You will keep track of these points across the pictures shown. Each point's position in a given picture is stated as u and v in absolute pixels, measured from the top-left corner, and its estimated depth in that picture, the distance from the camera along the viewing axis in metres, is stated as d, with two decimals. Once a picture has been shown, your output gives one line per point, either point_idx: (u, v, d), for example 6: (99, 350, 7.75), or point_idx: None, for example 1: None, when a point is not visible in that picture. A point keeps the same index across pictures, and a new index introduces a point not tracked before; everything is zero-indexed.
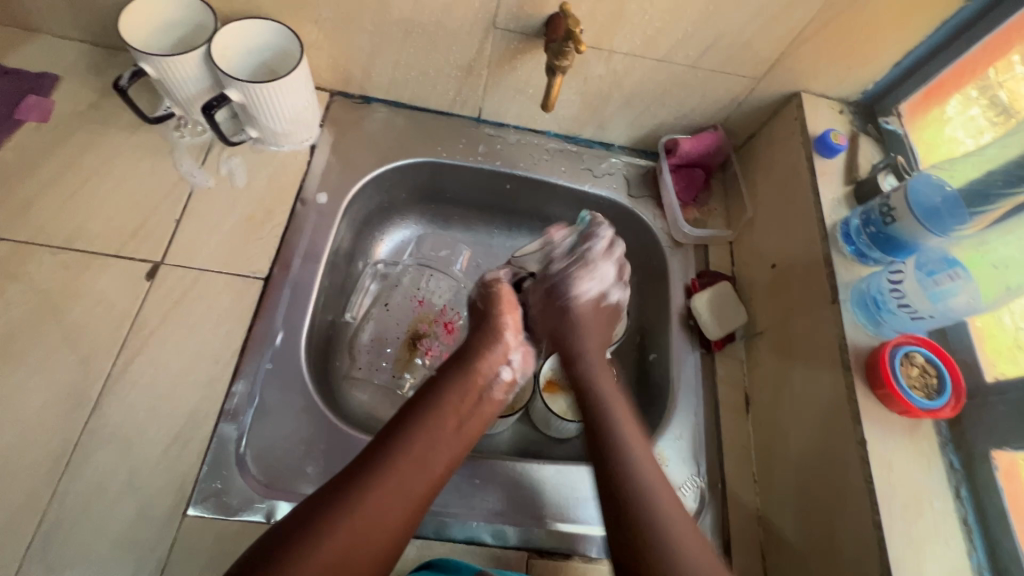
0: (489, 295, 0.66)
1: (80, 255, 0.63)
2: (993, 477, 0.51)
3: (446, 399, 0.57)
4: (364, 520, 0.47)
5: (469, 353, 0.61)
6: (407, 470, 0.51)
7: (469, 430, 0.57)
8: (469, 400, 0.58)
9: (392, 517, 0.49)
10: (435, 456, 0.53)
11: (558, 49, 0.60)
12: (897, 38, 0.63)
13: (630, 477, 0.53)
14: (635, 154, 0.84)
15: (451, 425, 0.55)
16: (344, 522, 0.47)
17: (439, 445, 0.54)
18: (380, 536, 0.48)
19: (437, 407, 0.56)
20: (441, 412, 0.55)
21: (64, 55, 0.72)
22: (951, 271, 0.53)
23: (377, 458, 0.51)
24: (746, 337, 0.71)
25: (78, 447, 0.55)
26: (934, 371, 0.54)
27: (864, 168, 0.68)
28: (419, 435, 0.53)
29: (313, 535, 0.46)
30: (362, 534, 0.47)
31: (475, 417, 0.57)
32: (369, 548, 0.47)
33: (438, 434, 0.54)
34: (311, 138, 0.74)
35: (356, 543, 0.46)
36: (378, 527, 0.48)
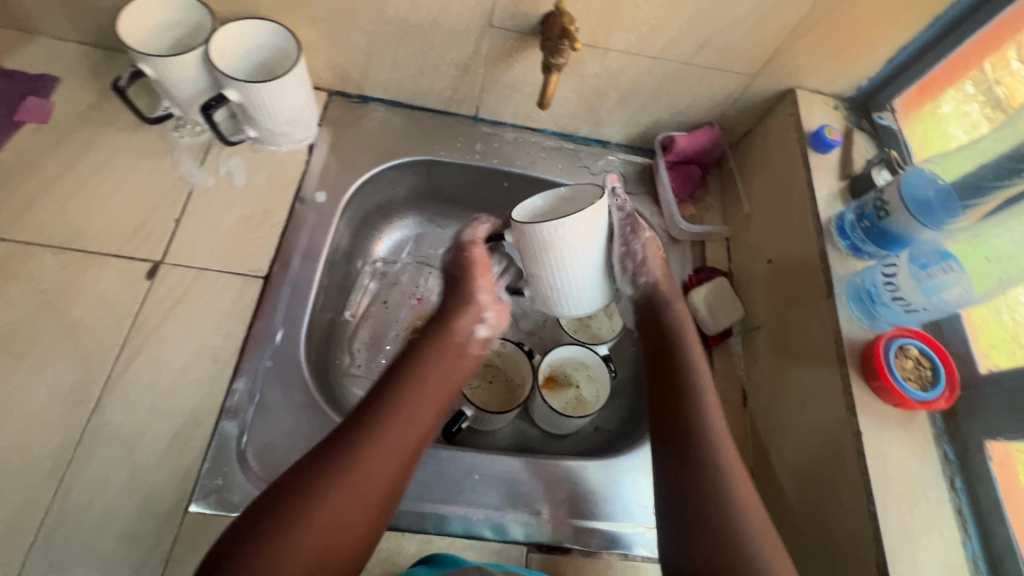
0: (462, 256, 0.63)
1: (81, 255, 0.63)
2: (988, 468, 0.52)
3: (427, 359, 0.55)
4: (352, 485, 0.45)
5: (447, 315, 0.59)
6: (392, 429, 0.49)
7: (452, 386, 0.55)
8: (449, 359, 0.56)
9: (383, 478, 0.47)
10: (421, 412, 0.51)
11: (554, 47, 0.61)
12: (891, 34, 0.64)
13: (714, 473, 0.50)
14: (631, 151, 0.84)
15: (434, 383, 0.53)
16: (333, 489, 0.44)
17: (423, 401, 0.52)
18: (371, 497, 0.46)
19: (418, 369, 0.54)
20: (424, 373, 0.53)
21: (63, 57, 0.73)
22: (944, 265, 0.54)
23: (360, 422, 0.49)
24: (743, 331, 0.72)
25: (80, 445, 0.55)
26: (929, 363, 0.55)
27: (859, 163, 0.68)
28: (402, 394, 0.51)
29: (303, 502, 0.44)
30: (352, 497, 0.45)
31: (457, 374, 0.56)
32: (360, 509, 0.45)
33: (422, 392, 0.52)
34: (310, 137, 0.74)
35: (347, 504, 0.44)
36: (369, 486, 0.46)
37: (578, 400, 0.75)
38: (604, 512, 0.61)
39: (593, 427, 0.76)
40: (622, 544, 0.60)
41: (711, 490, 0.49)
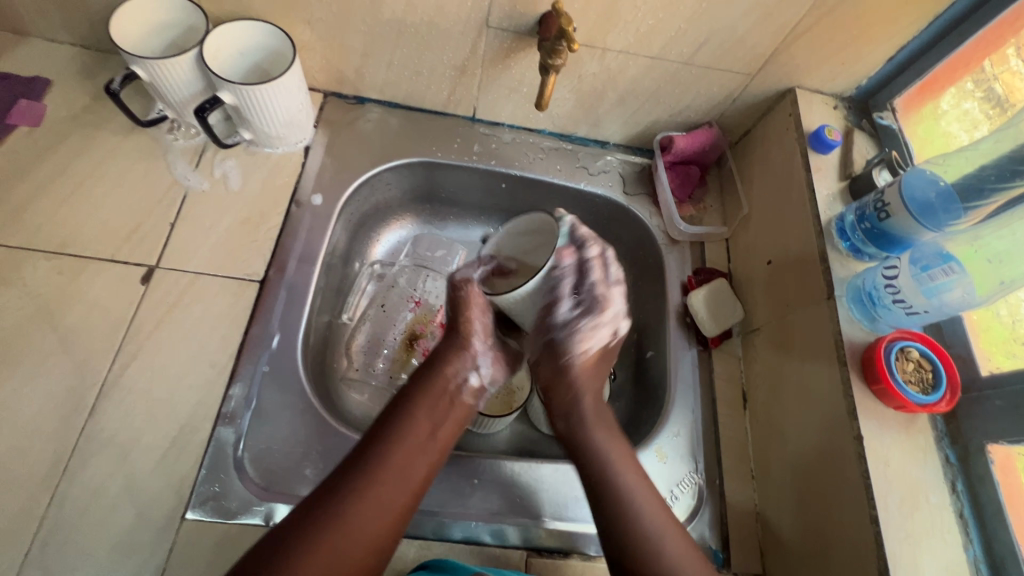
0: (456, 300, 0.62)
1: (75, 260, 0.63)
2: (989, 471, 0.51)
3: (420, 410, 0.56)
4: (344, 536, 0.48)
5: (441, 359, 0.60)
6: (385, 483, 0.51)
7: (444, 438, 0.57)
8: (440, 409, 0.58)
9: (374, 531, 0.49)
10: (410, 464, 0.53)
11: (551, 47, 0.60)
12: (891, 33, 0.63)
13: (612, 499, 0.55)
14: (630, 151, 0.83)
15: (426, 434, 0.56)
16: (326, 538, 0.47)
17: (415, 454, 0.54)
18: (361, 549, 0.48)
19: (409, 419, 0.56)
20: (416, 423, 0.55)
21: (55, 59, 0.72)
22: (946, 266, 0.52)
23: (354, 473, 0.51)
24: (743, 333, 0.71)
25: (75, 452, 0.55)
26: (930, 366, 0.54)
27: (858, 163, 0.67)
28: (396, 447, 0.53)
29: (299, 550, 0.46)
30: (344, 548, 0.47)
31: (450, 424, 0.58)
32: (352, 562, 0.47)
33: (414, 445, 0.54)
34: (306, 139, 0.74)
35: (339, 559, 0.47)
36: (361, 540, 0.48)
37: None
38: None
39: None
40: None
41: (616, 512, 0.54)
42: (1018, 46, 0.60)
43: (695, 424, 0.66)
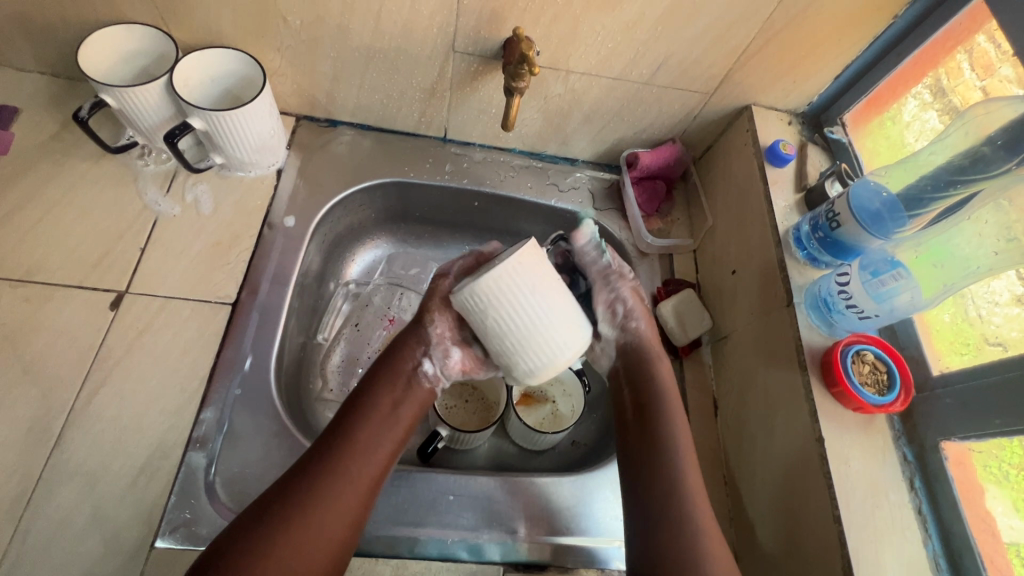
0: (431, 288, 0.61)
1: (41, 288, 0.62)
2: (944, 467, 0.53)
3: (382, 391, 0.56)
4: (320, 510, 0.47)
5: (400, 344, 0.59)
6: (354, 460, 0.51)
7: (410, 413, 0.57)
8: (406, 386, 0.57)
9: (347, 504, 0.49)
10: (378, 439, 0.53)
11: (514, 71, 0.62)
12: (835, 53, 0.67)
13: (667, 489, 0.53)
14: (598, 168, 0.86)
15: (391, 411, 0.55)
16: (304, 511, 0.47)
17: (382, 430, 0.54)
18: (338, 523, 0.48)
19: (372, 399, 0.56)
20: (379, 402, 0.55)
21: (23, 88, 0.72)
22: (894, 272, 0.54)
23: (322, 452, 0.51)
24: (712, 342, 0.73)
25: (40, 484, 0.54)
26: (885, 368, 0.57)
27: (813, 176, 0.71)
28: (363, 424, 0.54)
29: (272, 529, 0.46)
30: (322, 521, 0.47)
31: (413, 401, 0.57)
32: (330, 535, 0.47)
33: (380, 421, 0.54)
34: (278, 162, 0.75)
35: (317, 530, 0.47)
36: (331, 519, 0.48)
37: (554, 414, 0.75)
38: (580, 526, 0.62)
39: (570, 441, 0.77)
40: (599, 558, 0.60)
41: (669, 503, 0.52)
42: (969, 57, 0.62)
43: None
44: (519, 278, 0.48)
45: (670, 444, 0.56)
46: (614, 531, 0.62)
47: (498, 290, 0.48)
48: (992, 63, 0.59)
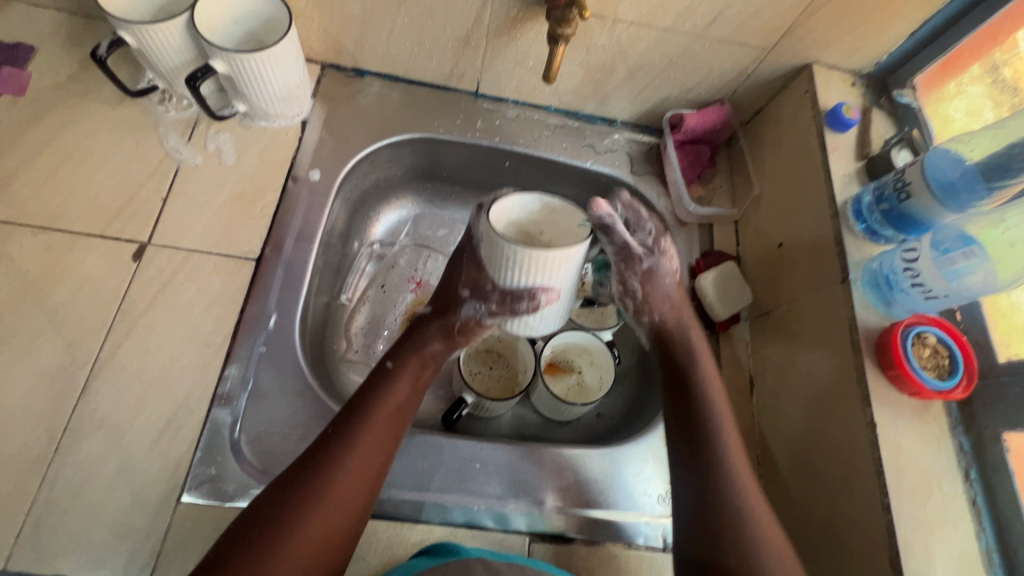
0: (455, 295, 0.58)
1: (62, 237, 0.60)
2: (1004, 459, 0.50)
3: (398, 379, 0.55)
4: (332, 503, 0.47)
5: (422, 336, 0.59)
6: (366, 449, 0.50)
7: (417, 403, 0.56)
8: (420, 378, 0.57)
9: (353, 500, 0.48)
10: (390, 429, 0.53)
11: (561, 16, 0.57)
12: (916, 5, 0.60)
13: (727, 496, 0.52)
14: (638, 129, 0.81)
15: (404, 401, 0.55)
16: (319, 505, 0.47)
17: (395, 420, 0.53)
18: (348, 516, 0.48)
19: (387, 388, 0.54)
20: (394, 391, 0.54)
21: (38, 25, 0.69)
22: (967, 249, 0.50)
23: (334, 442, 0.50)
24: (751, 318, 0.70)
25: (67, 434, 0.53)
26: (946, 352, 0.53)
27: (876, 143, 0.65)
28: (376, 412, 0.52)
29: (288, 522, 0.46)
30: (334, 514, 0.47)
31: (422, 395, 0.57)
32: (341, 527, 0.47)
33: (393, 411, 0.53)
34: (302, 112, 0.71)
35: (329, 525, 0.47)
36: (343, 510, 0.48)
37: (580, 385, 0.73)
38: (608, 501, 0.60)
39: (596, 414, 0.75)
40: (626, 533, 0.59)
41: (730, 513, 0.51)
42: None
43: None
44: (555, 271, 0.48)
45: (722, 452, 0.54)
46: (642, 506, 0.60)
47: (528, 274, 0.48)
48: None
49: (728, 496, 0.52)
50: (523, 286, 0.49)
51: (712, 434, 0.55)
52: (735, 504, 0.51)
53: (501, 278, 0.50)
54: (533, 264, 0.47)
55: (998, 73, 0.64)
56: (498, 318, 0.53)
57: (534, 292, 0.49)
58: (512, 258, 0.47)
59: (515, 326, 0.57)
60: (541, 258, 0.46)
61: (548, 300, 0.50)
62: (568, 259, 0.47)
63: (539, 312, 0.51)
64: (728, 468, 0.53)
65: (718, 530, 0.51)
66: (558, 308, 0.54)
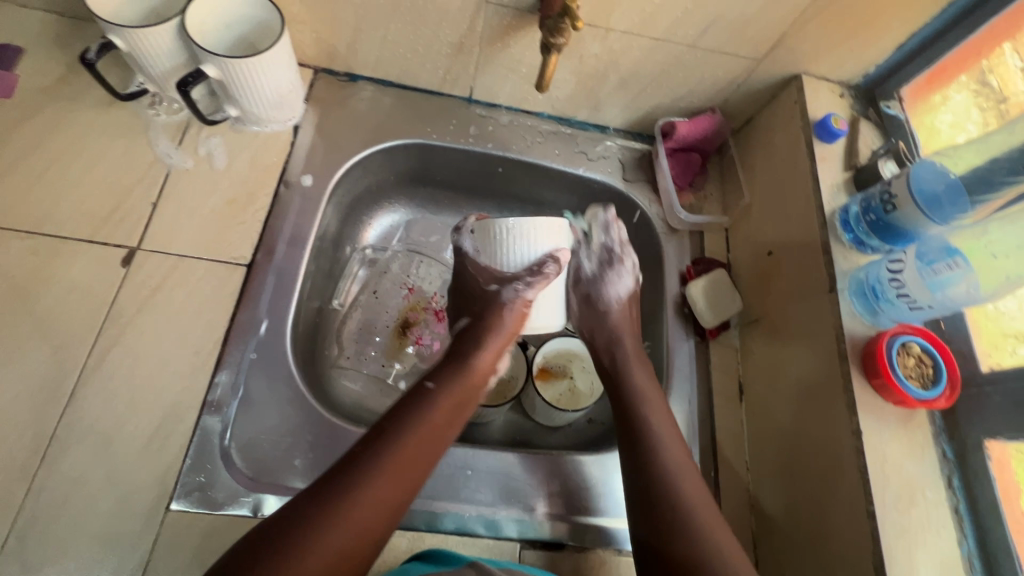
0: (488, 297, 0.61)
1: (50, 241, 0.60)
2: (986, 466, 0.51)
3: (442, 395, 0.55)
4: (370, 505, 0.46)
5: (464, 354, 0.60)
6: (402, 457, 0.49)
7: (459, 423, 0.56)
8: (460, 396, 0.56)
9: (383, 508, 0.47)
10: (435, 441, 0.52)
11: (554, 25, 0.57)
12: (904, 19, 0.61)
13: (667, 501, 0.52)
14: (630, 136, 0.81)
15: (449, 417, 0.54)
16: (357, 505, 0.45)
17: (440, 434, 0.53)
18: (381, 521, 0.46)
19: (435, 401, 0.54)
20: (441, 405, 0.54)
21: (25, 25, 0.68)
22: (951, 260, 0.51)
23: (382, 445, 0.49)
24: (740, 325, 0.71)
25: (53, 441, 0.53)
26: (930, 361, 0.54)
27: (864, 154, 0.66)
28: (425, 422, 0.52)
29: (323, 519, 0.44)
30: (370, 517, 0.46)
31: (465, 408, 0.57)
32: (372, 532, 0.46)
33: (440, 424, 0.53)
34: (295, 117, 0.71)
35: (363, 527, 0.45)
36: (373, 516, 0.46)
37: (571, 391, 0.73)
38: (598, 507, 0.61)
39: (586, 419, 0.76)
40: (615, 539, 0.59)
41: (669, 520, 0.51)
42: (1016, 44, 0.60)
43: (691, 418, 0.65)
44: (549, 233, 0.57)
45: (660, 459, 0.55)
46: None
47: (528, 244, 0.56)
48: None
49: (667, 483, 0.54)
50: (536, 254, 0.57)
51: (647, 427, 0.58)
52: (683, 516, 0.51)
53: (512, 256, 0.57)
54: (531, 230, 0.56)
55: (986, 82, 0.63)
56: (535, 287, 0.57)
57: (549, 256, 0.57)
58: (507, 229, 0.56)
59: (538, 320, 0.61)
60: (536, 220, 0.56)
61: (564, 258, 0.58)
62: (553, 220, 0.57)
63: (559, 278, 0.58)
64: (664, 456, 0.55)
65: (666, 533, 0.51)
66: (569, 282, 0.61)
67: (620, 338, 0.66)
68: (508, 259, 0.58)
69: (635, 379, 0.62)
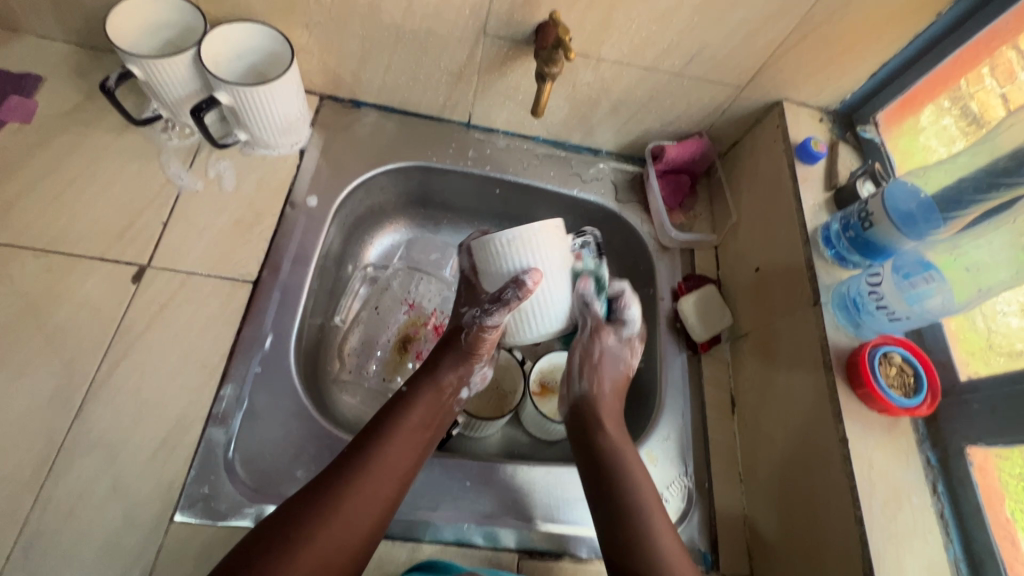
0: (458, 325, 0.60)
1: (63, 259, 0.62)
2: (968, 472, 0.53)
3: (415, 408, 0.57)
4: (340, 527, 0.48)
5: (438, 369, 0.60)
6: (377, 475, 0.51)
7: (435, 433, 0.58)
8: (435, 406, 0.58)
9: (366, 521, 0.50)
10: (403, 456, 0.54)
11: (548, 56, 0.61)
12: (874, 50, 0.66)
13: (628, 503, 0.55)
14: (622, 159, 0.85)
15: (420, 431, 0.56)
16: (328, 524, 0.48)
17: (412, 444, 0.55)
18: (357, 537, 0.49)
19: (403, 415, 0.56)
20: (410, 419, 0.56)
21: (47, 56, 0.71)
22: (926, 274, 0.54)
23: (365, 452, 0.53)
24: (732, 339, 0.73)
25: (61, 453, 0.54)
26: (912, 371, 0.56)
27: (843, 175, 0.70)
28: (392, 438, 0.54)
29: (296, 542, 0.46)
30: (343, 536, 0.48)
31: (440, 421, 0.58)
32: (354, 540, 0.49)
33: (407, 441, 0.55)
34: (301, 141, 0.74)
35: (335, 545, 0.47)
36: (352, 531, 0.48)
37: None
38: None
39: None
40: None
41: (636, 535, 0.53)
42: (992, 67, 0.63)
43: (683, 431, 0.67)
44: (534, 245, 0.54)
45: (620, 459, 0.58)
46: None
47: (510, 259, 0.54)
48: (1014, 70, 0.61)
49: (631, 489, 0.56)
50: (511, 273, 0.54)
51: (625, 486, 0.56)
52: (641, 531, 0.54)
53: (496, 275, 0.55)
54: (521, 244, 0.53)
55: (965, 108, 0.66)
56: (495, 315, 0.54)
57: (520, 278, 0.53)
58: (501, 253, 0.54)
59: (543, 328, 0.57)
60: (526, 233, 0.53)
61: (533, 281, 0.53)
62: (534, 233, 0.53)
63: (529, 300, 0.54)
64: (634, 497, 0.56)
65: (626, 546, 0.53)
66: (559, 297, 0.56)
67: (601, 425, 0.61)
68: (494, 276, 0.55)
69: (607, 441, 0.60)
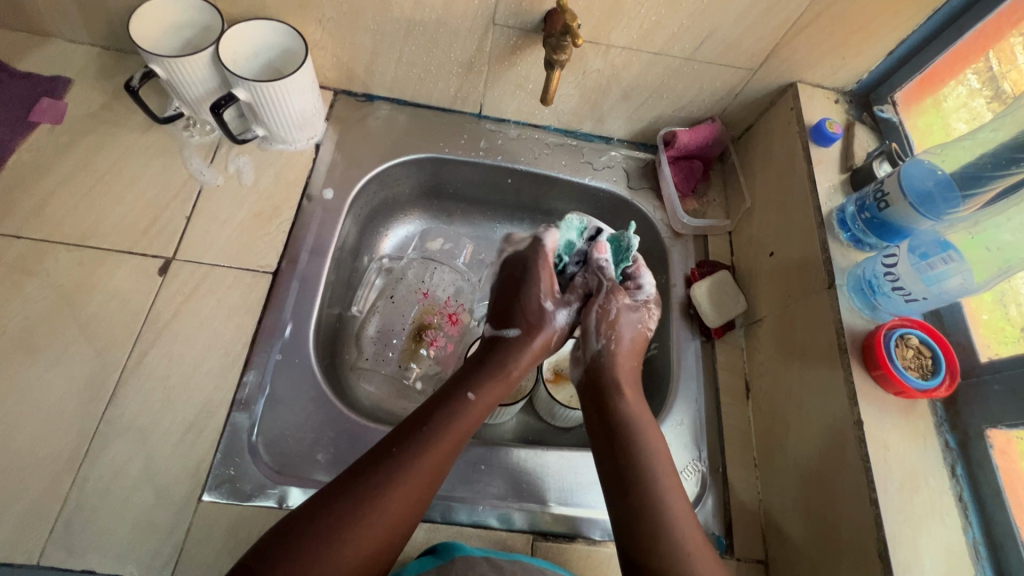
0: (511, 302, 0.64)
1: (93, 253, 0.65)
2: (988, 454, 0.52)
3: (475, 402, 0.56)
4: (384, 518, 0.48)
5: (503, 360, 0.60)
6: (422, 467, 0.51)
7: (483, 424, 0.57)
8: (491, 398, 0.58)
9: (406, 512, 0.50)
10: (451, 450, 0.53)
11: (556, 44, 0.61)
12: (891, 27, 0.64)
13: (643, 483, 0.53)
14: (634, 147, 0.85)
15: (469, 425, 0.55)
16: (373, 515, 0.48)
17: (461, 437, 0.54)
18: (395, 527, 0.49)
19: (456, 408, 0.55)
20: (463, 412, 0.55)
21: (75, 59, 0.74)
22: (945, 254, 0.53)
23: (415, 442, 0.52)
24: (746, 325, 0.72)
25: (96, 436, 0.57)
26: (929, 353, 0.55)
27: (859, 156, 0.69)
28: (443, 430, 0.53)
29: (337, 527, 0.46)
30: (384, 526, 0.48)
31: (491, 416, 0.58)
32: (393, 530, 0.49)
33: (456, 433, 0.54)
34: (316, 135, 0.76)
35: (374, 533, 0.47)
36: (392, 521, 0.49)
37: None
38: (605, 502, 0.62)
39: None
40: None
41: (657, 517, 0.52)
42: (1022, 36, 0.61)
43: (698, 416, 0.67)
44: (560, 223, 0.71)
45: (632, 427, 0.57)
46: None
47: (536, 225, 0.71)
48: None
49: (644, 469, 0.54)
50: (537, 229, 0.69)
51: (643, 443, 0.56)
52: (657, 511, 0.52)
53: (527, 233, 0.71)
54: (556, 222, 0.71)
55: (998, 87, 0.63)
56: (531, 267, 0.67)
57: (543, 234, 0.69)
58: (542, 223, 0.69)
59: None
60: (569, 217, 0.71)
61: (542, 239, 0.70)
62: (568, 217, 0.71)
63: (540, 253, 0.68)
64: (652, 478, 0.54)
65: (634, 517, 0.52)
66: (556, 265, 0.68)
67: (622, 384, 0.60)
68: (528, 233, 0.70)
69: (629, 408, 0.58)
